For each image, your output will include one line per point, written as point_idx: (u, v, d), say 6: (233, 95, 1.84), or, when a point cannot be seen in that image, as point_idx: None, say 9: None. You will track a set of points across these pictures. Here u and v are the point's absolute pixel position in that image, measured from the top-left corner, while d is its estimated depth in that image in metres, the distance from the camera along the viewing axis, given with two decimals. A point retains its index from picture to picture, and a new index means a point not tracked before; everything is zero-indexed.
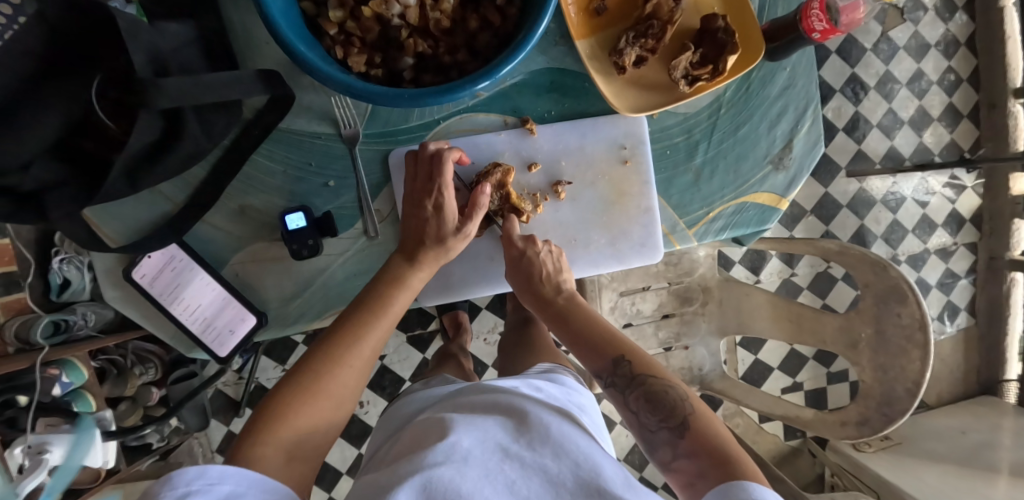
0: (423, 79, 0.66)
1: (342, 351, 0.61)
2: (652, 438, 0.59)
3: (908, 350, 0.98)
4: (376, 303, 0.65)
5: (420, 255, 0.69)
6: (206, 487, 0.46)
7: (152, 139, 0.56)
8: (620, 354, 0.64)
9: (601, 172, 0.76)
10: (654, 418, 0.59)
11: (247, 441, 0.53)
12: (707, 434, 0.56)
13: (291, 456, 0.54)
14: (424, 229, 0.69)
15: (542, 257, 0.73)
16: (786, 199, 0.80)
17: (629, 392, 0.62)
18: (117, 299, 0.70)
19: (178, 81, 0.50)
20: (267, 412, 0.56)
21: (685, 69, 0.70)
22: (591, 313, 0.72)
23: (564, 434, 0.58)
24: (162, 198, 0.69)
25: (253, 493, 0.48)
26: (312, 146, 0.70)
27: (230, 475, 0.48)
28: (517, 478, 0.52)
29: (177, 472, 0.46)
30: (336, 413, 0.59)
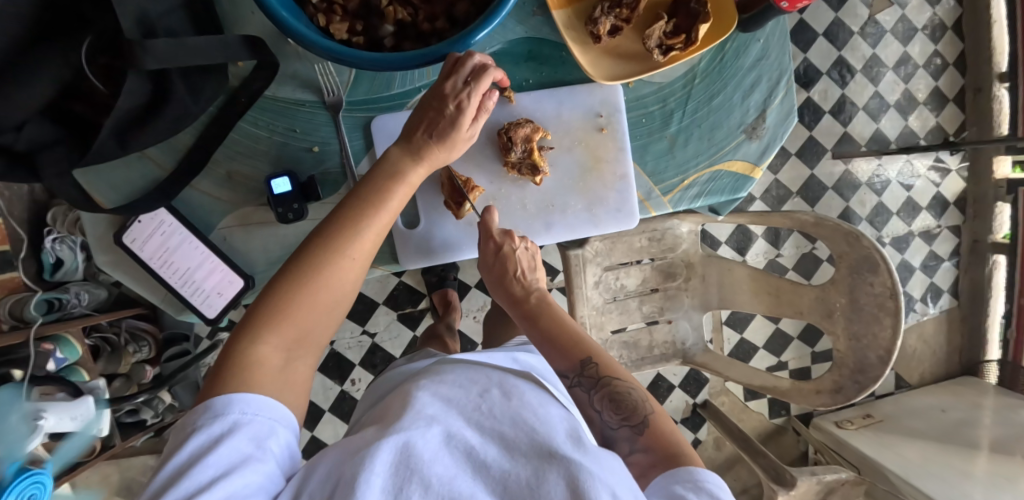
0: (404, 46, 0.68)
1: (345, 243, 0.59)
2: (613, 435, 0.63)
3: (880, 318, 1.01)
4: (373, 199, 0.62)
5: (424, 151, 0.66)
6: (211, 419, 0.49)
7: (140, 102, 0.58)
8: (587, 356, 0.67)
9: (578, 139, 0.79)
10: (616, 417, 0.63)
11: (243, 335, 0.55)
12: (660, 433, 0.61)
13: (292, 349, 0.56)
14: (433, 120, 0.67)
15: (518, 254, 0.76)
16: (759, 168, 0.82)
17: (595, 392, 0.65)
18: (107, 263, 0.72)
19: (165, 42, 0.52)
20: (268, 304, 0.56)
21: (659, 38, 0.72)
22: (560, 312, 0.74)
23: (525, 401, 0.58)
24: (151, 164, 0.70)
25: (259, 419, 0.51)
26: (297, 113, 0.72)
27: (236, 402, 0.51)
28: (478, 445, 0.53)
29: (191, 413, 0.51)
30: (338, 305, 0.60)
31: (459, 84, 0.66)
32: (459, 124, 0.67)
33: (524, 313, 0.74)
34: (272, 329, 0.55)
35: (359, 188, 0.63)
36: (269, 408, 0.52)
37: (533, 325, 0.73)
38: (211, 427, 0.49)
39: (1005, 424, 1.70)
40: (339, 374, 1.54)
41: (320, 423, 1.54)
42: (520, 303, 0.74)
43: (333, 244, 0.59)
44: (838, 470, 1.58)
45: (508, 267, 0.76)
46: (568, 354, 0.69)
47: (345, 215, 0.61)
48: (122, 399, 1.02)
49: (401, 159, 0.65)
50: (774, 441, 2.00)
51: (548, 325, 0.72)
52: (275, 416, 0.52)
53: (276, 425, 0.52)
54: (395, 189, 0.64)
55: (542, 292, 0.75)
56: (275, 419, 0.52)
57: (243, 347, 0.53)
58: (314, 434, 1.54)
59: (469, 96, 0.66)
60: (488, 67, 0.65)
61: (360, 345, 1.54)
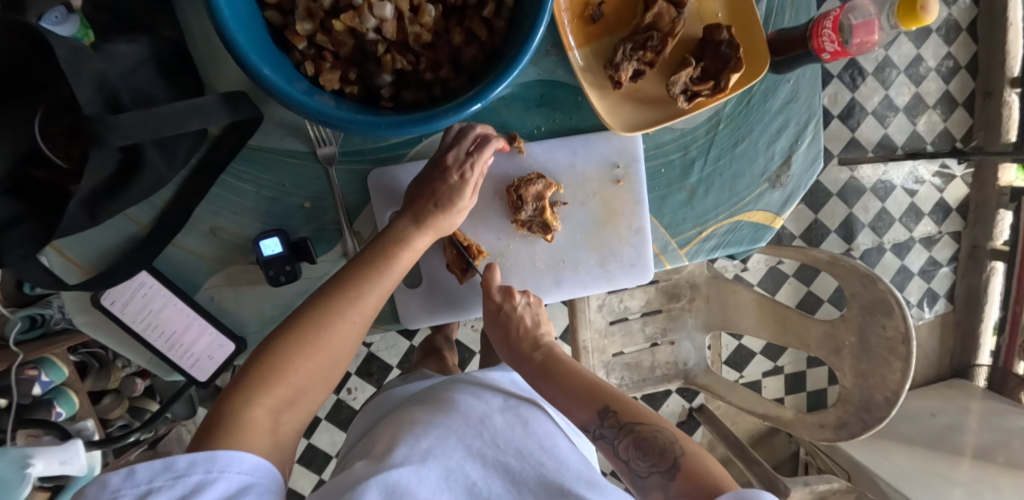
0: (404, 95, 0.61)
1: (346, 305, 0.57)
2: (642, 484, 0.57)
3: (890, 361, 0.98)
4: (379, 264, 0.61)
5: (428, 218, 0.65)
6: (171, 479, 0.43)
7: (107, 171, 0.53)
8: (604, 405, 0.61)
9: (593, 192, 0.74)
10: (644, 464, 0.57)
11: (235, 393, 0.51)
12: (696, 474, 0.53)
13: (282, 411, 0.52)
14: (436, 189, 0.66)
15: (519, 312, 0.71)
16: (781, 218, 0.78)
17: (620, 441, 0.59)
18: (86, 324, 0.68)
19: (131, 115, 0.47)
20: (261, 362, 0.53)
21: (685, 84, 0.67)
22: (575, 366, 0.67)
23: (534, 449, 0.56)
24: (128, 220, 0.66)
25: (227, 476, 0.45)
26: (286, 165, 0.66)
27: (203, 459, 0.45)
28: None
29: (139, 466, 0.43)
30: (334, 371, 0.57)
31: (461, 157, 0.66)
32: (463, 193, 0.66)
33: (535, 369, 0.68)
34: (265, 387, 0.52)
35: (363, 254, 0.61)
36: (248, 465, 0.46)
37: (546, 380, 0.67)
38: (170, 491, 0.43)
39: (990, 430, 1.71)
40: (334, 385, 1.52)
41: (316, 432, 1.53)
42: (528, 361, 0.68)
43: (333, 303, 0.57)
44: (830, 480, 1.59)
45: (514, 327, 0.71)
46: (586, 406, 0.63)
47: (346, 279, 0.59)
48: (110, 440, 0.99)
49: (409, 226, 0.64)
50: (766, 442, 2.03)
51: (561, 379, 0.66)
52: (248, 468, 0.46)
53: (252, 479, 0.46)
54: (401, 253, 0.63)
55: (548, 348, 0.69)
56: (247, 470, 0.46)
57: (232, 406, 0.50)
58: (309, 443, 1.53)
59: (473, 165, 0.65)
60: (491, 141, 0.65)
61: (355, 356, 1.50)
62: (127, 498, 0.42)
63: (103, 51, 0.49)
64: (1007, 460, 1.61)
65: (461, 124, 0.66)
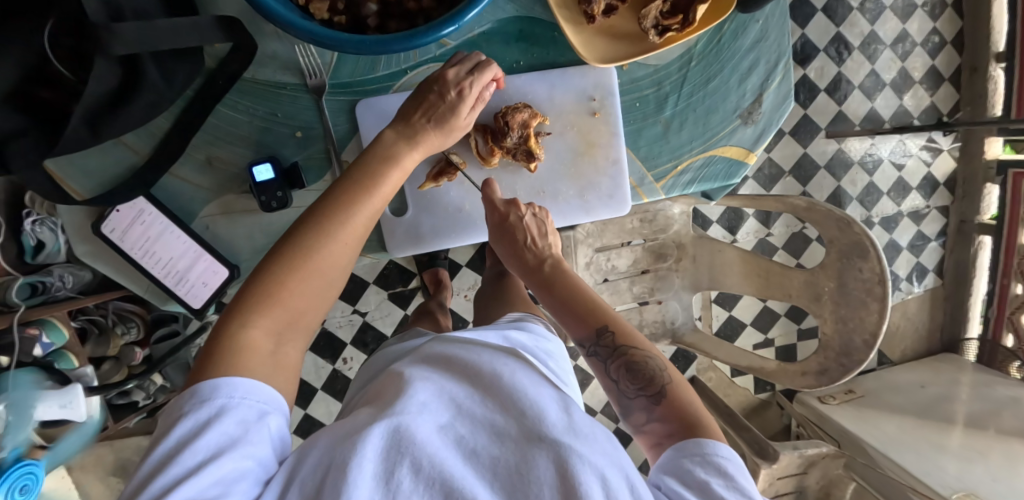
0: (389, 26, 0.64)
1: (336, 229, 0.55)
2: (629, 404, 0.62)
3: (868, 303, 1.02)
4: (365, 180, 0.59)
5: (419, 137, 0.65)
6: (198, 404, 0.46)
7: (110, 87, 0.56)
8: (603, 324, 0.65)
9: (570, 123, 0.77)
10: (632, 386, 0.62)
11: (232, 316, 0.51)
12: (682, 401, 0.60)
13: (282, 334, 0.52)
14: (432, 105, 0.67)
15: (524, 222, 0.73)
16: (753, 153, 0.81)
17: (611, 362, 0.64)
18: (87, 254, 0.71)
19: (132, 25, 0.50)
20: (255, 287, 0.52)
21: (655, 18, 0.70)
22: (577, 280, 0.70)
23: (515, 382, 0.56)
24: (127, 150, 0.69)
25: (247, 404, 0.47)
26: (277, 96, 0.70)
27: (224, 386, 0.47)
28: (467, 432, 0.52)
29: (173, 400, 0.48)
30: (331, 292, 0.56)
31: (461, 74, 0.68)
32: (459, 111, 0.68)
33: (540, 279, 0.71)
34: (261, 315, 0.51)
35: (350, 175, 0.60)
36: (258, 389, 0.48)
37: (548, 292, 0.69)
38: (197, 414, 0.46)
39: (979, 398, 1.73)
40: (331, 353, 1.55)
41: (313, 400, 1.56)
42: (535, 271, 0.71)
43: (324, 225, 0.55)
44: (819, 444, 1.62)
45: (518, 239, 0.73)
46: (585, 323, 0.66)
47: (335, 199, 0.57)
48: (110, 385, 1.03)
49: (395, 144, 0.63)
50: (757, 414, 2.04)
51: (564, 293, 0.68)
52: (264, 397, 0.49)
53: (268, 408, 0.48)
54: (388, 173, 0.61)
55: (556, 257, 0.71)
56: (264, 400, 0.49)
57: (230, 330, 0.50)
58: (307, 411, 1.56)
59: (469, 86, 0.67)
60: (490, 63, 0.68)
61: (351, 323, 1.53)
62: (163, 427, 0.46)
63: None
64: (998, 429, 1.63)
65: (462, 52, 0.68)
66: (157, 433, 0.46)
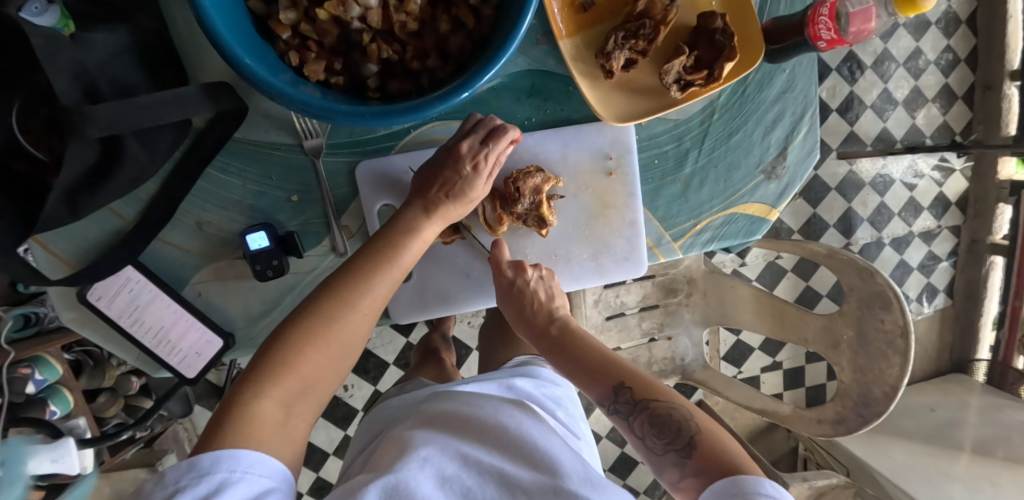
0: (390, 86, 0.60)
1: (357, 297, 0.57)
2: (658, 461, 0.57)
3: (888, 355, 0.98)
4: (386, 252, 0.61)
5: (438, 208, 0.66)
6: (196, 478, 0.43)
7: (88, 164, 0.52)
8: (620, 380, 0.61)
9: (585, 184, 0.73)
10: (660, 441, 0.57)
11: (244, 387, 0.50)
12: (715, 449, 0.55)
13: (292, 403, 0.52)
14: (446, 178, 0.65)
15: (531, 286, 0.70)
16: (777, 210, 0.77)
17: (633, 418, 0.59)
18: (72, 321, 0.66)
19: (108, 107, 0.46)
20: (270, 354, 0.53)
21: (678, 73, 0.65)
22: (590, 340, 0.67)
23: (528, 440, 0.54)
24: (112, 215, 0.65)
25: (249, 478, 0.45)
26: (272, 157, 0.65)
27: (226, 458, 0.45)
28: (477, 493, 0.48)
29: (167, 470, 0.44)
30: (345, 363, 0.56)
31: (476, 145, 0.64)
32: (475, 183, 0.66)
33: (550, 343, 0.67)
34: (274, 381, 0.51)
35: (367, 247, 0.61)
36: (266, 467, 0.46)
37: (561, 354, 0.66)
38: (196, 489, 0.43)
39: (990, 424, 1.69)
40: None
41: (313, 431, 1.52)
42: (542, 335, 0.68)
43: (343, 294, 0.57)
44: (829, 476, 1.57)
45: (537, 300, 0.70)
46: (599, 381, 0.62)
47: (352, 269, 0.59)
48: (103, 437, 0.97)
49: (419, 215, 0.65)
50: (764, 438, 2.00)
51: (577, 351, 0.65)
52: (268, 472, 0.46)
53: (271, 484, 0.46)
54: (409, 243, 0.63)
55: (565, 320, 0.68)
56: (267, 474, 0.46)
57: (242, 400, 0.49)
58: (306, 442, 1.52)
59: (487, 155, 0.64)
60: (508, 130, 0.64)
61: None
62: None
63: (82, 42, 0.49)
64: (1007, 455, 1.59)
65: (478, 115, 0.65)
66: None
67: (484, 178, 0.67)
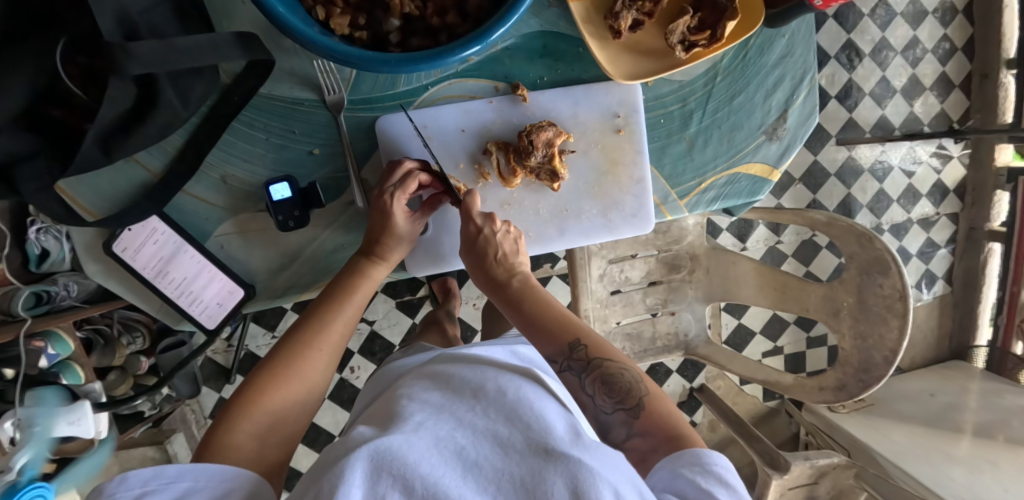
0: (411, 42, 0.62)
1: (312, 338, 0.62)
2: (606, 420, 0.59)
3: (887, 319, 1.00)
4: (339, 294, 0.65)
5: (378, 252, 0.68)
6: (161, 484, 0.46)
7: (125, 106, 0.54)
8: (575, 338, 0.62)
9: (595, 140, 0.76)
10: (610, 400, 0.59)
11: (215, 426, 0.53)
12: (657, 413, 0.57)
13: (266, 437, 0.54)
14: (380, 228, 0.68)
15: (497, 237, 0.70)
16: (778, 170, 0.79)
17: (586, 376, 0.60)
18: (98, 273, 0.69)
19: (147, 44, 0.49)
20: (237, 395, 0.56)
21: (683, 34, 0.68)
22: (545, 297, 0.68)
23: (520, 396, 0.56)
24: (139, 167, 0.67)
25: (209, 484, 0.48)
26: (294, 112, 0.68)
27: (188, 469, 0.48)
28: (468, 443, 0.50)
29: (131, 473, 0.47)
30: (310, 400, 0.60)
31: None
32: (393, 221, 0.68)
33: (507, 295, 0.68)
34: (247, 419, 0.54)
35: (322, 295, 0.65)
36: (230, 474, 0.49)
37: (516, 310, 0.66)
38: (160, 496, 0.45)
39: (990, 408, 1.70)
40: (338, 362, 1.53)
41: (320, 411, 1.54)
42: (501, 287, 0.68)
43: (302, 341, 0.61)
44: (831, 454, 1.58)
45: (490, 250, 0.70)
46: (554, 338, 0.63)
47: (312, 317, 0.63)
48: (120, 401, 1.03)
49: (362, 259, 0.67)
50: (766, 423, 2.02)
51: (532, 311, 0.66)
52: (230, 478, 0.49)
53: (233, 486, 0.48)
54: (360, 286, 0.66)
55: (524, 273, 0.68)
56: (229, 480, 0.49)
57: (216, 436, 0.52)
58: (314, 421, 1.54)
59: (394, 194, 0.68)
60: (414, 171, 0.68)
61: (359, 333, 1.52)
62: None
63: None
64: (1008, 438, 1.59)
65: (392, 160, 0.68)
66: None
67: (399, 214, 0.68)
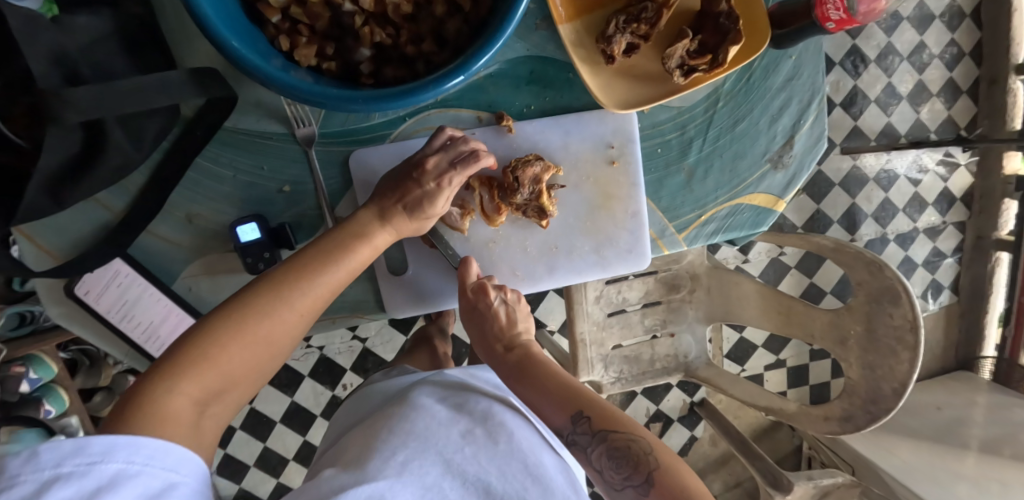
0: (384, 72, 0.57)
1: (293, 294, 0.52)
2: (617, 497, 0.54)
3: (898, 350, 0.95)
4: (331, 254, 0.56)
5: (392, 217, 0.62)
6: (84, 466, 0.35)
7: (70, 153, 0.49)
8: (579, 409, 0.58)
9: (587, 173, 0.71)
10: (619, 476, 0.55)
11: (155, 378, 0.44)
12: (670, 487, 0.52)
13: (208, 403, 0.46)
14: (408, 191, 0.63)
15: (494, 308, 0.68)
16: (783, 201, 0.75)
17: (592, 450, 0.56)
18: (60, 316, 0.64)
19: (86, 90, 0.44)
20: (190, 344, 0.47)
21: (681, 58, 0.63)
22: (550, 365, 0.64)
23: (513, 444, 0.53)
24: (99, 207, 0.63)
25: (149, 472, 0.38)
26: (263, 147, 0.63)
27: (123, 447, 0.37)
28: (458, 497, 0.47)
29: (43, 446, 0.34)
30: (269, 367, 0.51)
31: (443, 165, 0.63)
32: (435, 201, 0.64)
33: (509, 369, 0.65)
34: (191, 379, 0.46)
35: (316, 242, 0.57)
36: (177, 456, 0.40)
37: (518, 381, 0.63)
38: (89, 479, 0.35)
39: (997, 423, 1.65)
40: (329, 380, 1.48)
41: (310, 431, 1.49)
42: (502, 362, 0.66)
43: (280, 292, 0.52)
44: (835, 474, 1.54)
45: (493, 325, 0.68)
46: (559, 408, 0.59)
47: (298, 267, 0.54)
48: None
49: (372, 221, 0.61)
50: (768, 437, 1.98)
51: (535, 381, 0.62)
52: (172, 464, 0.40)
53: (173, 477, 0.39)
54: (359, 248, 0.59)
55: (527, 346, 0.66)
56: (170, 467, 0.39)
57: (152, 395, 0.43)
58: (304, 442, 1.49)
59: (452, 179, 0.63)
60: (482, 158, 0.63)
61: (350, 351, 1.47)
62: (25, 486, 0.33)
63: (60, 23, 0.47)
64: (1014, 454, 1.54)
65: (452, 134, 0.63)
66: (11, 494, 0.32)
67: (444, 198, 0.64)
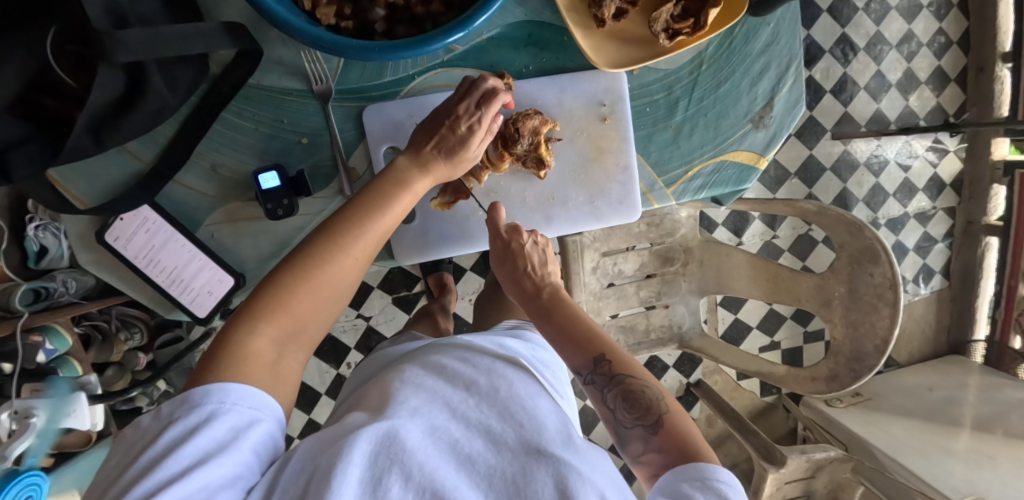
0: (396, 31, 0.63)
1: (348, 241, 0.56)
2: (624, 433, 0.59)
3: (879, 308, 1.00)
4: (376, 201, 0.60)
5: (431, 164, 0.67)
6: (187, 410, 0.45)
7: (115, 95, 0.55)
8: (600, 353, 0.62)
9: (581, 129, 0.77)
10: (629, 415, 0.59)
11: (237, 324, 0.51)
12: (678, 433, 0.57)
13: (286, 342, 0.52)
14: (442, 137, 0.67)
15: (526, 249, 0.71)
16: (765, 158, 0.80)
17: (608, 391, 0.61)
18: (90, 262, 0.70)
19: (136, 32, 0.49)
20: (263, 293, 0.53)
21: (667, 21, 0.69)
22: (575, 309, 0.68)
23: (513, 392, 0.55)
24: (130, 157, 0.68)
25: (238, 409, 0.46)
26: (283, 102, 0.69)
27: (216, 391, 0.46)
28: (462, 436, 0.50)
29: (162, 403, 0.46)
30: (336, 306, 0.56)
31: (472, 107, 0.68)
32: (469, 144, 0.68)
33: (538, 307, 0.68)
34: (270, 320, 0.52)
35: (363, 192, 0.61)
36: (253, 397, 0.47)
37: (547, 319, 0.67)
38: (188, 420, 0.44)
39: (987, 400, 1.69)
40: (335, 356, 1.53)
41: (317, 406, 1.53)
42: (534, 298, 0.68)
43: (337, 238, 0.56)
44: (827, 447, 1.58)
45: (523, 260, 0.71)
46: (581, 350, 0.63)
47: (348, 216, 0.58)
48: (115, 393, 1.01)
49: (409, 168, 0.65)
50: (764, 418, 2.02)
51: (562, 321, 0.66)
52: (256, 404, 0.48)
53: (258, 416, 0.47)
54: (400, 194, 0.63)
55: (554, 284, 0.69)
56: (256, 407, 0.48)
57: (237, 338, 0.49)
58: (311, 417, 1.53)
59: (482, 118, 0.68)
60: (501, 92, 0.67)
61: (355, 328, 1.52)
62: (149, 429, 0.44)
63: None
64: (1007, 432, 1.58)
65: (473, 77, 0.67)
66: (142, 436, 0.44)
67: (478, 140, 0.69)
